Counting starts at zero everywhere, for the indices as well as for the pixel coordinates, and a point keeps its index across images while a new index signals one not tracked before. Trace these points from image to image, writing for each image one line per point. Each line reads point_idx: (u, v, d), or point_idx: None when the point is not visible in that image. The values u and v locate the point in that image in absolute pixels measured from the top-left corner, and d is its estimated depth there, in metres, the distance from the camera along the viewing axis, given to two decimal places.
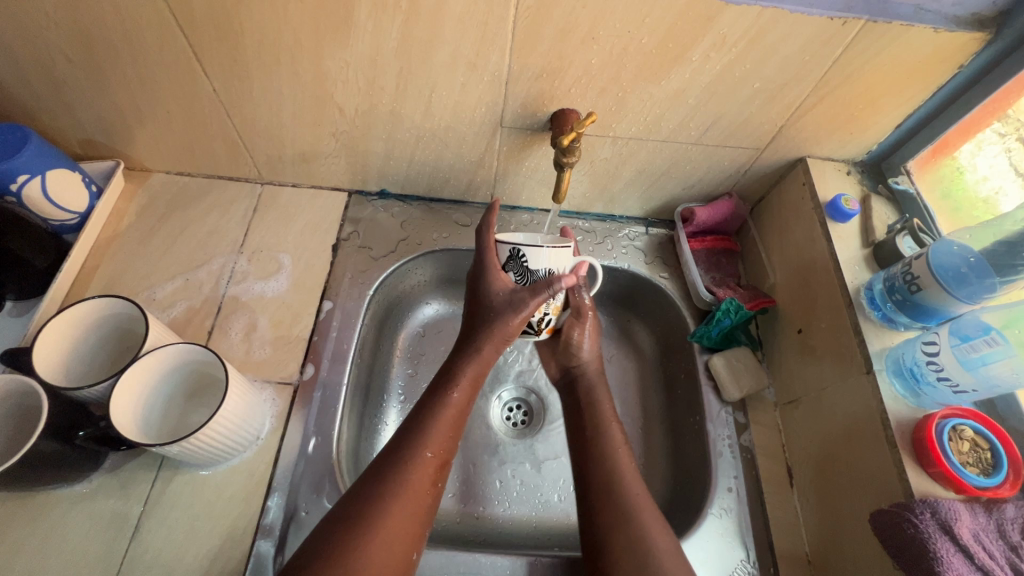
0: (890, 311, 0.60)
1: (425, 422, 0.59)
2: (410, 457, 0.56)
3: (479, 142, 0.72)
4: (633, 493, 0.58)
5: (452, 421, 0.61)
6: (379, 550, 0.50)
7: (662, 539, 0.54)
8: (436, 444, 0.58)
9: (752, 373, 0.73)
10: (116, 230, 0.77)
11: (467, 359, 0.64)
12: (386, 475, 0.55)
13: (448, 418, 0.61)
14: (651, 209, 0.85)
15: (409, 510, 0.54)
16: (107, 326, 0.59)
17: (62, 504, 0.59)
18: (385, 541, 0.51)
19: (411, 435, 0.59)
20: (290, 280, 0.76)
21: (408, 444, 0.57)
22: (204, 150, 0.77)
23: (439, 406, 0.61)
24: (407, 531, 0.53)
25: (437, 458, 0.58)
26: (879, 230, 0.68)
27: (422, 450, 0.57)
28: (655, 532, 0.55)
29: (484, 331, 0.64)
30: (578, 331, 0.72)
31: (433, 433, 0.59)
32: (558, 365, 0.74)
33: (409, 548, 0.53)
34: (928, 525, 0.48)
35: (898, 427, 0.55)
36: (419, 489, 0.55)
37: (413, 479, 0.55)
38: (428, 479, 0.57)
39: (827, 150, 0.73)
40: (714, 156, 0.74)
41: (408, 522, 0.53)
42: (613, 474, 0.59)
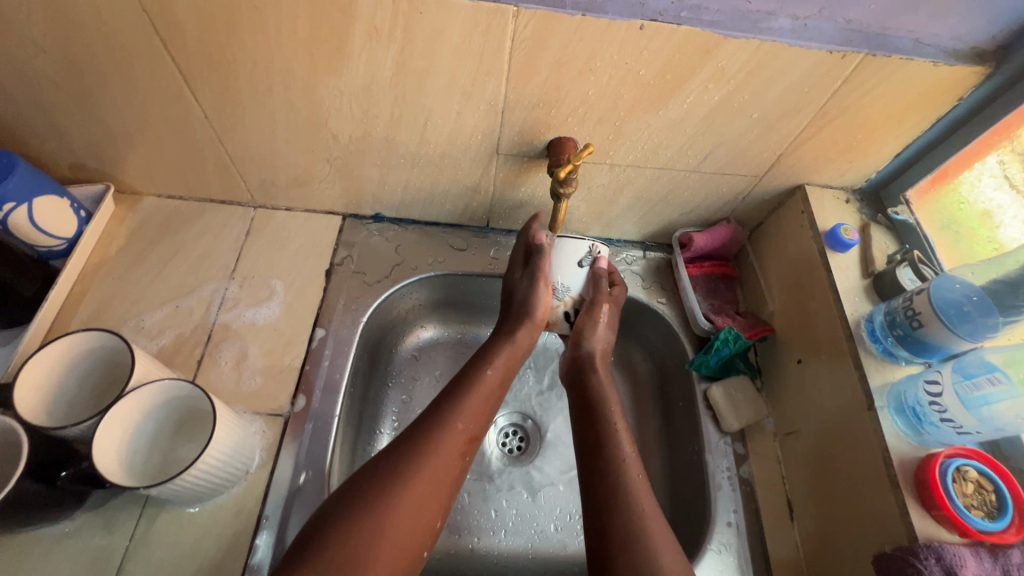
0: (890, 345, 0.59)
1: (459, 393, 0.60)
2: (441, 429, 0.56)
3: (475, 168, 0.72)
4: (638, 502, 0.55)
5: (485, 396, 0.62)
6: (398, 524, 0.49)
7: None
8: (467, 417, 0.58)
9: (751, 403, 0.72)
10: (105, 255, 0.75)
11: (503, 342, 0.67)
12: (404, 454, 0.54)
13: (483, 390, 0.62)
14: (649, 233, 0.84)
15: (433, 481, 0.53)
16: (90, 360, 0.58)
17: (44, 543, 0.57)
18: (406, 516, 0.50)
19: (442, 409, 0.59)
20: (282, 307, 0.74)
21: (440, 414, 0.58)
22: (197, 174, 0.76)
23: (476, 379, 0.62)
24: (433, 500, 0.52)
25: (467, 430, 0.58)
26: (879, 260, 0.68)
27: (454, 420, 0.57)
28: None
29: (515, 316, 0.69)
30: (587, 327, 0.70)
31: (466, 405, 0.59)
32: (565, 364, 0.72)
33: (433, 514, 0.52)
34: (934, 572, 0.47)
35: (901, 466, 0.54)
36: (448, 457, 0.55)
37: (443, 448, 0.55)
38: (457, 451, 0.56)
39: (826, 178, 0.72)
40: (713, 182, 0.73)
41: (435, 492, 0.53)
42: None
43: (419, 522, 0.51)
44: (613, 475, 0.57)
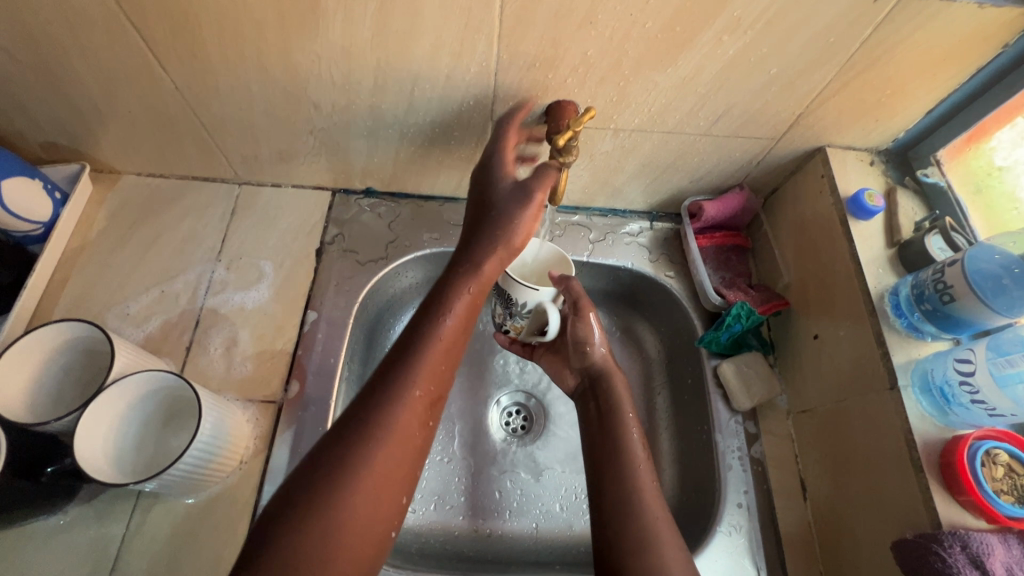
0: (916, 320, 0.55)
1: (416, 351, 0.51)
2: (397, 398, 0.49)
3: (468, 137, 0.67)
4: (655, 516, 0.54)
5: (446, 355, 0.53)
6: (363, 499, 0.44)
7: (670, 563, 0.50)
8: (429, 379, 0.51)
9: (764, 380, 0.69)
10: (85, 239, 0.72)
11: (466, 275, 0.56)
12: (356, 439, 0.46)
13: (446, 342, 0.53)
14: (656, 202, 0.79)
15: (398, 458, 0.47)
16: (70, 354, 0.56)
17: (37, 537, 0.56)
18: (364, 507, 0.44)
19: (398, 368, 0.51)
20: (271, 289, 0.71)
21: (394, 378, 0.50)
22: (175, 151, 0.71)
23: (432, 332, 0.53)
24: (395, 478, 0.46)
25: (426, 395, 0.50)
26: (905, 228, 0.63)
27: (411, 387, 0.49)
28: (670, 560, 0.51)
29: (487, 240, 0.57)
30: (583, 326, 0.65)
31: (427, 362, 0.51)
32: (574, 370, 0.69)
33: (399, 492, 0.47)
34: (958, 560, 0.45)
35: (925, 450, 0.51)
36: (409, 427, 0.48)
37: (398, 420, 0.48)
38: (418, 419, 0.49)
39: (849, 139, 0.66)
40: (726, 147, 0.68)
41: (395, 469, 0.47)
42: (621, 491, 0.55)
43: (383, 504, 0.45)
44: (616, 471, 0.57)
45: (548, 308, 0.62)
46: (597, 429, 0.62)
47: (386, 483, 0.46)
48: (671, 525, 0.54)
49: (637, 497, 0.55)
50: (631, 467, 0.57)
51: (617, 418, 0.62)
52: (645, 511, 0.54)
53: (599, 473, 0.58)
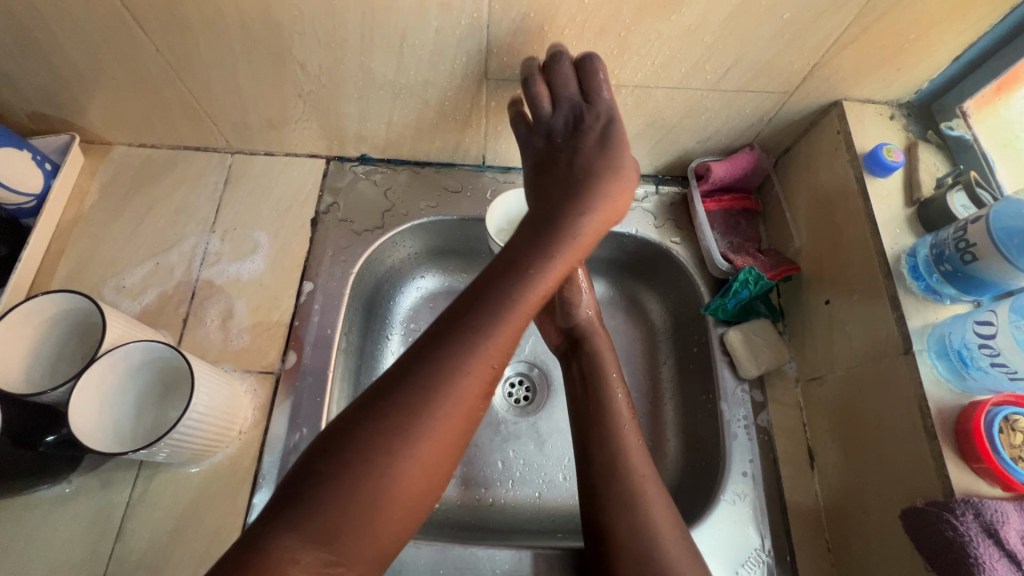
0: (935, 282, 0.52)
1: (499, 312, 0.46)
2: (466, 367, 0.43)
3: (463, 98, 0.64)
4: (642, 480, 0.53)
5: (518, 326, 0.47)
6: (415, 471, 0.41)
7: (668, 531, 0.50)
8: (505, 348, 0.45)
9: (772, 348, 0.67)
10: (79, 212, 0.71)
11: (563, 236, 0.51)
12: (411, 406, 0.41)
13: (535, 300, 0.48)
14: (662, 165, 0.76)
15: (456, 428, 0.43)
16: (63, 325, 0.55)
17: (43, 505, 0.56)
18: (416, 479, 0.41)
19: (471, 333, 0.44)
20: (266, 260, 0.70)
21: (468, 345, 0.44)
22: (164, 118, 0.69)
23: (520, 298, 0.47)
24: (450, 450, 0.43)
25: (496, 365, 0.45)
26: (926, 185, 0.59)
27: (487, 358, 0.44)
28: (671, 528, 0.50)
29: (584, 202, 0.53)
30: (570, 287, 0.64)
31: (505, 331, 0.45)
32: (558, 329, 0.67)
33: (450, 463, 0.44)
34: (970, 528, 0.43)
35: (939, 417, 0.49)
36: (471, 397, 0.43)
37: (465, 387, 0.43)
38: (486, 386, 0.45)
39: (867, 91, 0.62)
40: (735, 102, 0.64)
41: (451, 442, 0.43)
42: (617, 459, 0.54)
43: (435, 476, 0.43)
44: (606, 439, 0.56)
45: None
46: (581, 389, 0.61)
47: (435, 463, 0.42)
48: (657, 483, 0.53)
49: (633, 468, 0.53)
50: (619, 430, 0.56)
51: (598, 377, 0.61)
52: (636, 482, 0.52)
53: (586, 436, 0.57)
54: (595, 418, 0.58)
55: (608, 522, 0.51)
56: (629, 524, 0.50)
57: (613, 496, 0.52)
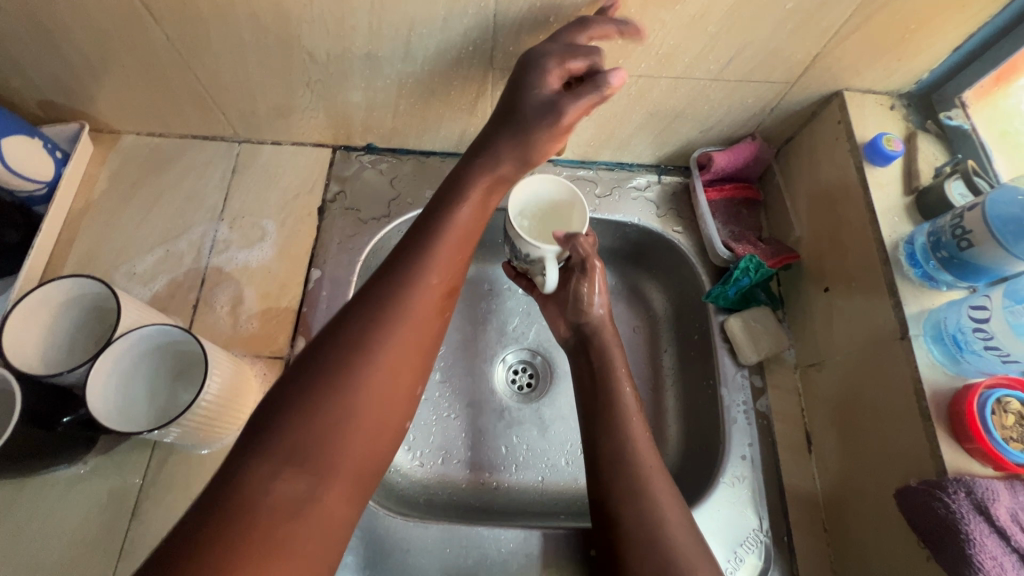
0: (931, 269, 0.53)
1: (425, 244, 0.49)
2: (405, 289, 0.46)
3: (469, 87, 0.65)
4: (649, 469, 0.54)
5: (448, 272, 0.50)
6: (373, 393, 0.42)
7: (673, 513, 0.51)
8: (441, 272, 0.49)
9: (772, 335, 0.68)
10: (89, 199, 0.72)
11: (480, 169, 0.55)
12: (360, 323, 0.44)
13: (455, 235, 0.52)
14: (664, 155, 0.77)
15: (412, 348, 0.45)
16: (78, 310, 0.57)
17: (60, 485, 0.58)
18: (377, 397, 0.42)
19: (408, 260, 0.49)
20: (274, 248, 0.71)
21: (405, 269, 0.47)
22: (173, 107, 0.70)
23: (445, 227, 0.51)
24: (404, 373, 0.45)
25: (439, 288, 0.48)
26: (924, 174, 0.60)
27: (424, 277, 0.47)
28: (674, 516, 0.51)
29: (504, 143, 0.55)
30: (586, 284, 0.64)
31: (435, 258, 0.49)
32: (567, 323, 0.67)
33: (409, 385, 0.45)
34: (961, 506, 0.45)
35: (934, 399, 0.50)
36: (421, 321, 0.46)
37: (409, 310, 0.46)
38: (432, 311, 0.48)
39: (868, 81, 0.63)
40: (738, 92, 0.65)
41: (409, 364, 0.45)
42: (624, 448, 0.55)
43: (398, 400, 0.44)
44: (615, 428, 0.57)
45: (550, 262, 0.60)
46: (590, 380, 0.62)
47: (387, 403, 0.43)
48: (663, 473, 0.54)
49: (640, 458, 0.55)
50: (625, 422, 0.57)
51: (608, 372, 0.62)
52: (644, 473, 0.53)
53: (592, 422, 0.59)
54: (602, 407, 0.59)
55: (617, 510, 0.52)
56: (634, 511, 0.51)
57: (620, 487, 0.53)
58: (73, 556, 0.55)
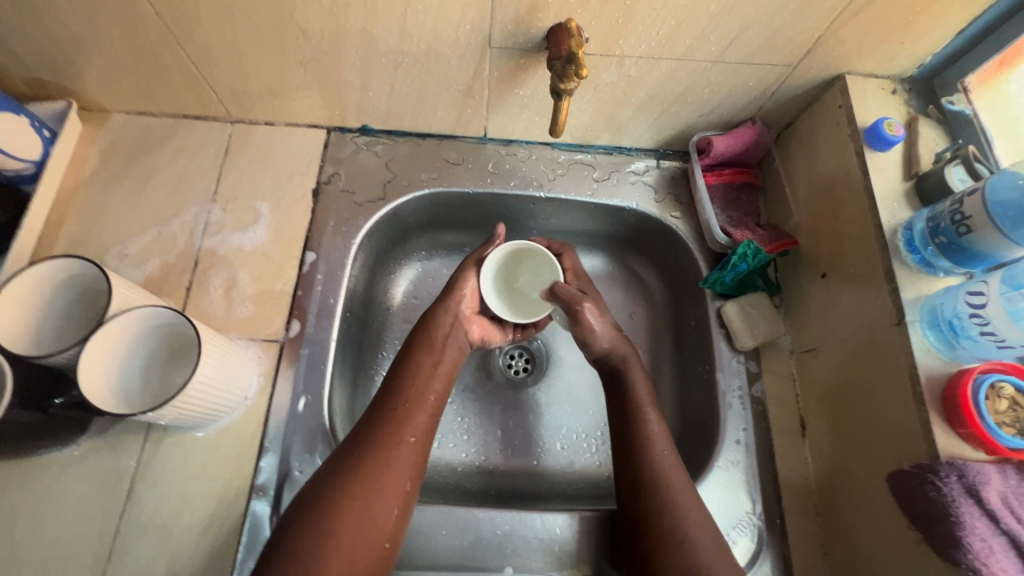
0: (929, 255, 0.53)
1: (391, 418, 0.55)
2: (377, 463, 0.51)
3: (466, 67, 0.63)
4: (675, 489, 0.54)
5: (432, 378, 0.59)
6: (350, 522, 0.48)
7: (699, 532, 0.52)
8: (408, 431, 0.54)
9: (768, 321, 0.68)
10: (79, 179, 0.71)
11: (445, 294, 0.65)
12: (331, 483, 0.49)
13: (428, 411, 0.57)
14: (663, 139, 0.76)
15: (389, 487, 0.51)
16: (68, 291, 0.56)
17: (54, 466, 0.57)
18: (354, 530, 0.47)
19: (373, 426, 0.54)
20: (268, 230, 0.70)
21: (375, 437, 0.53)
22: (163, 86, 0.69)
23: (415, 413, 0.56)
24: (377, 490, 0.50)
25: (410, 449, 0.53)
26: (925, 159, 0.59)
27: (390, 443, 0.53)
28: (698, 530, 0.52)
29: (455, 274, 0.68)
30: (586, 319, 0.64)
31: (399, 425, 0.54)
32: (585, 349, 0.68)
33: (388, 506, 0.50)
34: (953, 489, 0.45)
35: (929, 384, 0.50)
36: (384, 449, 0.52)
37: (384, 477, 0.51)
38: (408, 465, 0.53)
39: (871, 65, 0.62)
40: (739, 75, 0.64)
41: (387, 500, 0.50)
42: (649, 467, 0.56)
43: (376, 516, 0.49)
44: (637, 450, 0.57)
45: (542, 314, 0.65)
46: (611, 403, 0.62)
47: (380, 489, 0.50)
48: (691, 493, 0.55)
49: (664, 477, 0.55)
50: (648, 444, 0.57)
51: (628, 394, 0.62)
52: (668, 493, 0.54)
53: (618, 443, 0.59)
54: None
55: (652, 525, 0.52)
56: (665, 532, 0.52)
57: (646, 511, 0.53)
58: (69, 537, 0.55)
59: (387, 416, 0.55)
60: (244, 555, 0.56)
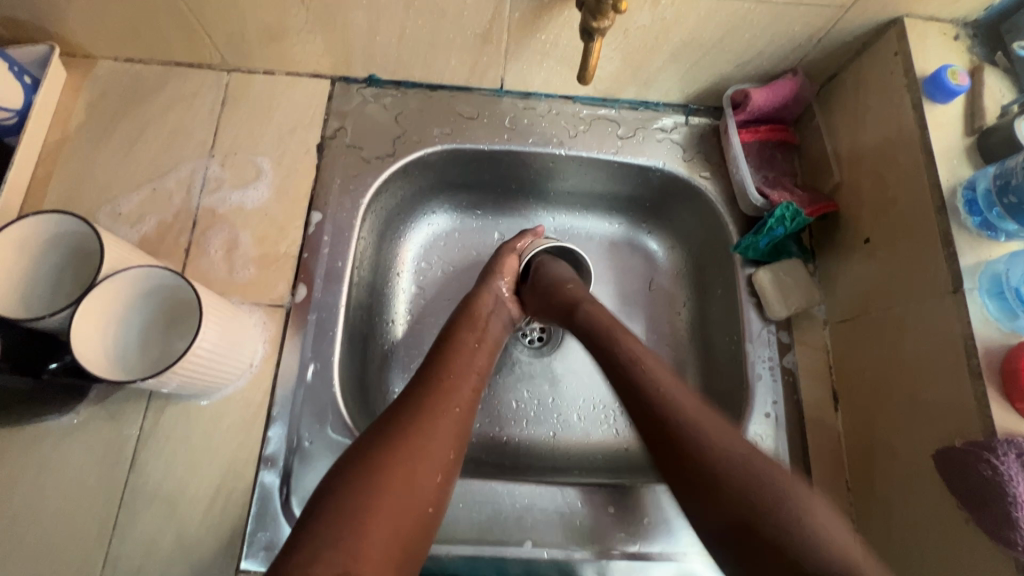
0: (993, 217, 0.49)
1: (435, 380, 0.52)
2: (423, 420, 0.48)
3: (484, 7, 0.58)
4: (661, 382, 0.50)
5: (474, 353, 0.57)
6: (398, 475, 0.43)
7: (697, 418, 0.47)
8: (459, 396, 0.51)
9: (802, 290, 0.64)
10: (65, 132, 0.66)
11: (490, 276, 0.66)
12: (384, 434, 0.46)
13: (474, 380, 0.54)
14: (694, 92, 0.70)
15: (439, 443, 0.47)
16: (56, 251, 0.52)
17: (53, 435, 0.55)
18: (401, 487, 0.43)
19: (421, 386, 0.52)
20: (271, 188, 0.66)
21: (424, 399, 0.50)
22: (152, 28, 0.63)
23: (461, 379, 0.53)
24: (426, 453, 0.46)
25: (461, 414, 0.50)
26: (989, 113, 0.54)
27: (437, 402, 0.50)
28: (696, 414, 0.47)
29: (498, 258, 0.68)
30: None
31: (448, 388, 0.52)
32: None
33: (432, 470, 0.46)
34: (1010, 469, 0.42)
35: (986, 356, 0.47)
36: (433, 410, 0.49)
37: (434, 435, 0.47)
38: (456, 431, 0.49)
39: (933, 7, 0.56)
40: (786, 18, 0.58)
41: (433, 463, 0.46)
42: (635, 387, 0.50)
43: (421, 477, 0.45)
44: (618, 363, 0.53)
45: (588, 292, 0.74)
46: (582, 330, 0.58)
47: (425, 451, 0.46)
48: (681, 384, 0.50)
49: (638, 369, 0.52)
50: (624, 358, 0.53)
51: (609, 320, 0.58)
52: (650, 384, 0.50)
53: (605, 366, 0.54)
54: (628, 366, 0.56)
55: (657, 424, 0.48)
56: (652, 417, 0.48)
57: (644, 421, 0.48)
58: (70, 507, 0.53)
59: (432, 387, 0.52)
60: (254, 527, 0.54)
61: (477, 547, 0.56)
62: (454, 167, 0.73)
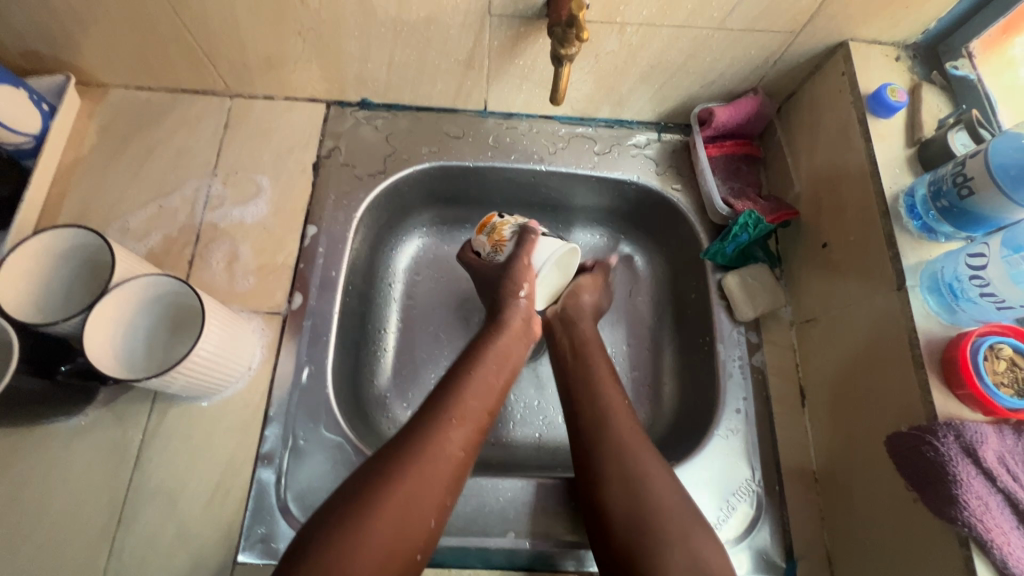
0: (931, 220, 0.54)
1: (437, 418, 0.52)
2: (422, 464, 0.48)
3: (465, 37, 0.63)
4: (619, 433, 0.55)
5: (488, 391, 0.56)
6: (388, 524, 0.45)
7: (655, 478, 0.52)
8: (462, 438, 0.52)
9: (769, 292, 0.68)
10: (78, 154, 0.71)
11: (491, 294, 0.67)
12: (377, 479, 0.47)
13: (479, 416, 0.55)
14: (665, 111, 0.76)
15: (433, 488, 0.48)
16: (69, 261, 0.56)
17: (62, 435, 0.58)
18: (391, 536, 0.45)
19: (423, 421, 0.52)
20: (269, 205, 0.70)
21: (428, 441, 0.50)
22: (161, 59, 0.68)
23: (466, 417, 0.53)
24: (420, 499, 0.47)
25: (462, 457, 0.51)
26: (928, 126, 0.59)
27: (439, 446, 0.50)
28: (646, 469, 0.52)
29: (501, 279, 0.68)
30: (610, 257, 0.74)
31: (452, 428, 0.52)
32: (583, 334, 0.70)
33: (425, 517, 0.47)
34: (950, 449, 0.46)
35: (928, 347, 0.50)
36: (434, 453, 0.49)
37: (430, 484, 0.48)
38: (452, 473, 0.50)
39: (874, 31, 0.62)
40: (742, 43, 0.63)
41: (426, 508, 0.47)
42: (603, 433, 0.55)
43: (412, 524, 0.46)
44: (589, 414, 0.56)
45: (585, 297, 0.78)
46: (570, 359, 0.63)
47: (421, 498, 0.47)
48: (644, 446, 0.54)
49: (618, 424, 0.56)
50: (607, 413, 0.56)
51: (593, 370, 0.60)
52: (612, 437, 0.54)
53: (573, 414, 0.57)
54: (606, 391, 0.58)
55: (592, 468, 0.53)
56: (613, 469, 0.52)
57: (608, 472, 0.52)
58: (78, 503, 0.56)
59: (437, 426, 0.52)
60: (252, 521, 0.57)
61: (463, 538, 0.59)
62: (443, 181, 0.77)
